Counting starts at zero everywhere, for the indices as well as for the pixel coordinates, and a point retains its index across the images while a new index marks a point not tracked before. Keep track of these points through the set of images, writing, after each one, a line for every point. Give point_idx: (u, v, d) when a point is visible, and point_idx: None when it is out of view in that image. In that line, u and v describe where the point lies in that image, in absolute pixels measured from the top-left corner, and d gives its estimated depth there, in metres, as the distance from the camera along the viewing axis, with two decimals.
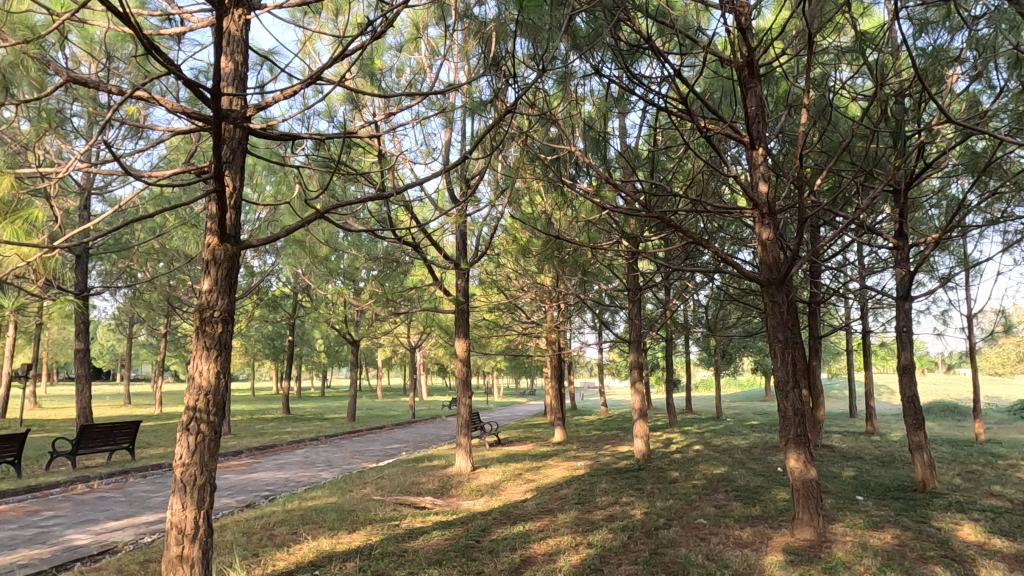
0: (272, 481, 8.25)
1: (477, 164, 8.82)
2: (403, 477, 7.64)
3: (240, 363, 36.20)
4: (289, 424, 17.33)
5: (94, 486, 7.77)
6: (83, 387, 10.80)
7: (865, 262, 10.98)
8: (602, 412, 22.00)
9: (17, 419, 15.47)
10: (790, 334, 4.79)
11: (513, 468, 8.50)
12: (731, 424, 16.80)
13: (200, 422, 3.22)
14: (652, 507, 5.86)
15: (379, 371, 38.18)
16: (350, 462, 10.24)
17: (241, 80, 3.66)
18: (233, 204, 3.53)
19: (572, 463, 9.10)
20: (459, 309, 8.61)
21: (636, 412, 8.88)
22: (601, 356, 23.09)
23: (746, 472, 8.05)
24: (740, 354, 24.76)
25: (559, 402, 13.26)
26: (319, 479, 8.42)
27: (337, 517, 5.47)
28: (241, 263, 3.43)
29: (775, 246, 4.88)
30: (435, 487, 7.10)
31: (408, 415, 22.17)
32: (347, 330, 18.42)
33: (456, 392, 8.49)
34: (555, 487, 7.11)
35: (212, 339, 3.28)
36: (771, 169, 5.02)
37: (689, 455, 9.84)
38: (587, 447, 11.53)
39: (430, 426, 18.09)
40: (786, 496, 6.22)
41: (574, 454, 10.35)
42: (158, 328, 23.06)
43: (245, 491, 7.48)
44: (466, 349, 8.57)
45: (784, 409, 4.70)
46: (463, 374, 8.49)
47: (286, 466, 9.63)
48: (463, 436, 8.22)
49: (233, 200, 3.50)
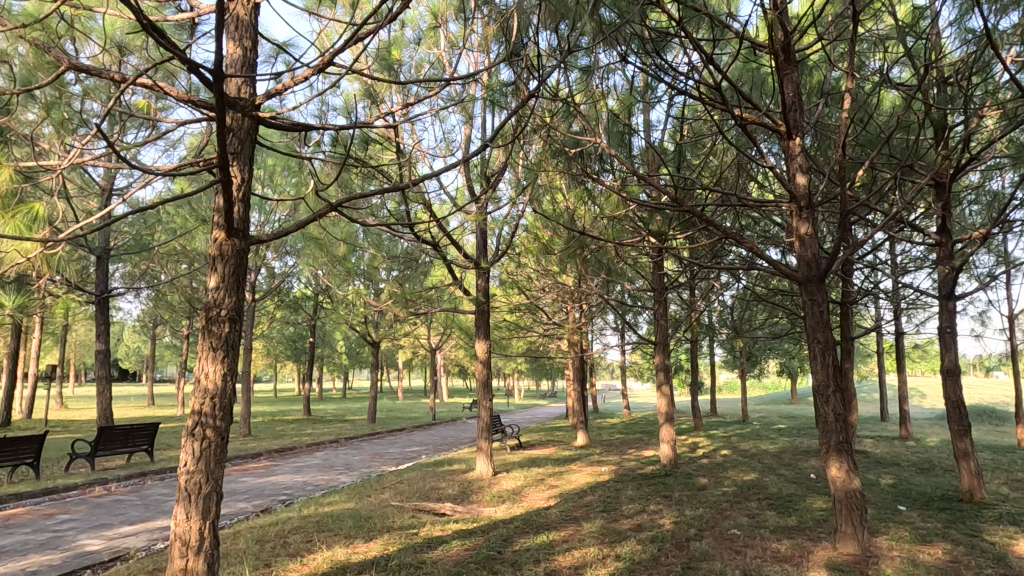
0: (290, 485, 8.10)
1: (498, 161, 8.60)
2: (422, 482, 7.44)
3: (263, 365, 36.44)
4: (311, 424, 17.82)
5: (112, 489, 7.70)
6: (103, 388, 10.80)
7: (899, 261, 10.57)
8: (625, 414, 21.68)
9: (41, 419, 15.58)
10: (831, 334, 4.49)
11: (536, 473, 8.27)
12: (758, 428, 16.41)
13: (206, 427, 3.04)
14: (682, 516, 5.60)
15: (400, 372, 38.19)
16: (369, 465, 10.07)
17: (250, 67, 3.47)
18: (242, 197, 3.34)
19: (597, 468, 8.85)
20: (480, 310, 8.40)
21: (662, 416, 8.60)
22: (623, 359, 22.75)
23: (778, 479, 7.74)
24: (766, 355, 24.26)
25: (582, 404, 13.00)
26: (337, 483, 8.26)
27: (354, 525, 5.29)
28: (250, 259, 3.25)
29: (815, 241, 4.57)
30: (455, 492, 6.89)
31: (429, 417, 22.06)
32: (368, 331, 18.34)
33: (477, 394, 8.28)
34: (580, 493, 6.87)
35: (219, 339, 3.10)
36: (810, 161, 4.72)
37: (718, 461, 9.51)
38: (611, 451, 11.27)
39: (451, 429, 17.92)
40: (824, 505, 5.92)
41: (598, 458, 10.08)
42: (181, 329, 23.21)
43: (262, 495, 7.34)
44: (487, 351, 8.35)
45: (825, 415, 4.40)
46: (484, 376, 8.27)
47: (305, 469, 9.49)
48: (484, 439, 8.01)
49: (242, 193, 3.31)
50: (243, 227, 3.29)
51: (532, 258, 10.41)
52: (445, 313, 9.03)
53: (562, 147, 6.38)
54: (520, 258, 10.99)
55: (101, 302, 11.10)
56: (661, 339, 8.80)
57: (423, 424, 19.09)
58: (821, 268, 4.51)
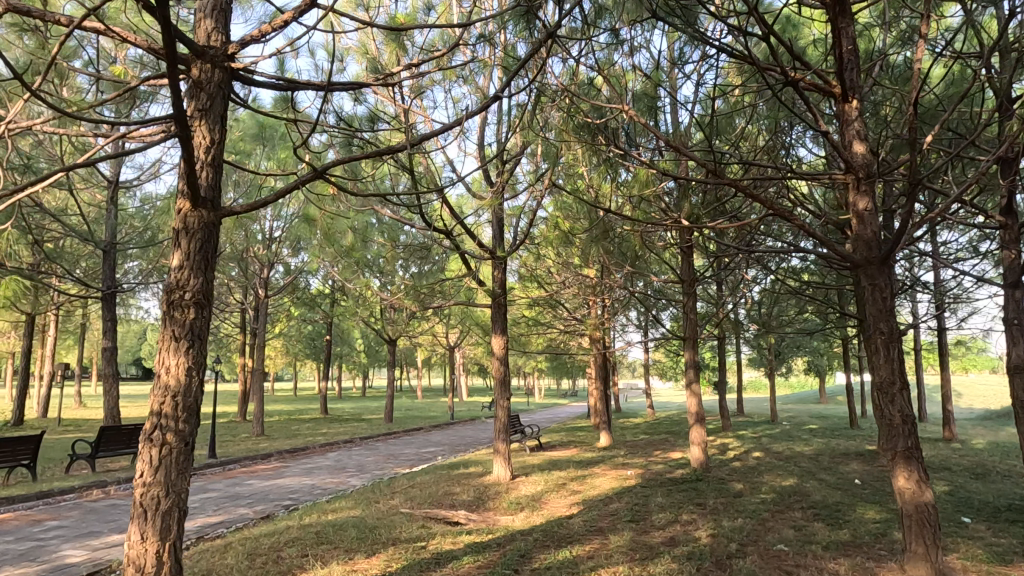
0: (297, 488, 7.67)
1: (515, 146, 8.10)
2: (435, 486, 6.95)
3: (282, 364, 36.35)
4: (326, 424, 17.20)
5: (111, 492, 7.33)
6: (110, 387, 10.49)
7: (944, 250, 9.85)
8: (648, 414, 21.06)
9: (55, 419, 15.38)
10: (896, 323, 3.88)
11: (557, 477, 7.75)
12: (788, 429, 15.73)
13: (166, 431, 2.57)
14: (720, 528, 5.04)
15: (419, 371, 37.89)
16: (382, 467, 9.61)
17: (222, 11, 2.99)
18: (213, 162, 2.86)
19: (622, 472, 8.30)
20: (496, 304, 7.90)
21: (692, 416, 8.02)
22: (645, 357, 22.11)
23: (820, 485, 7.14)
24: (794, 353, 23.50)
25: (605, 403, 12.43)
26: (346, 486, 7.82)
27: (356, 537, 4.80)
28: (220, 233, 2.78)
29: (875, 219, 3.99)
30: (470, 499, 6.40)
31: (447, 416, 21.64)
32: (384, 329, 17.97)
33: (494, 393, 7.75)
34: (606, 501, 6.33)
35: (182, 327, 2.63)
36: (867, 129, 4.12)
37: (751, 464, 8.92)
38: (636, 452, 10.71)
39: (470, 429, 17.48)
40: (878, 518, 5.32)
41: (623, 461, 9.52)
42: None
43: (266, 500, 6.92)
44: (504, 347, 7.85)
45: (889, 416, 3.82)
46: (501, 374, 7.75)
47: (315, 471, 9.06)
48: (501, 441, 7.50)
49: (211, 157, 2.82)
50: (214, 196, 2.82)
51: (555, 250, 9.89)
52: (460, 307, 8.54)
53: (583, 121, 5.84)
54: (539, 248, 10.45)
55: (108, 298, 10.80)
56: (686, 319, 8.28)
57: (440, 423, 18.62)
58: (883, 250, 3.93)
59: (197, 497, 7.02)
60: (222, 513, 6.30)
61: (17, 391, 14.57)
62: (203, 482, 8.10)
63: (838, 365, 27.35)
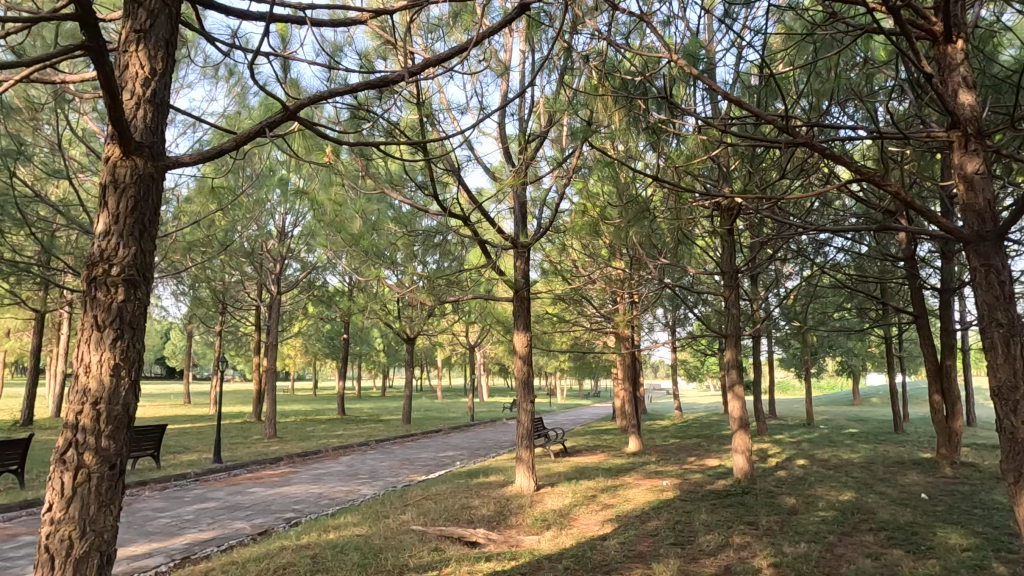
0: (303, 498, 7.05)
1: (541, 125, 7.42)
2: (453, 499, 6.30)
3: (301, 364, 36.02)
4: (343, 424, 17.00)
5: None
6: None
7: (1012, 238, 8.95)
8: (676, 415, 20.24)
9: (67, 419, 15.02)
10: (1019, 311, 3.12)
11: (586, 488, 7.04)
12: (828, 433, 14.87)
13: (83, 450, 1.93)
14: (782, 554, 4.31)
15: (440, 371, 37.36)
16: (396, 473, 9.00)
17: None
18: (156, 104, 2.23)
19: (657, 482, 7.57)
20: (520, 298, 7.18)
21: (735, 422, 7.25)
22: (673, 357, 21.29)
23: (884, 500, 6.36)
24: (828, 354, 22.52)
25: (634, 406, 11.68)
26: (356, 496, 7.21)
27: (359, 563, 4.16)
28: (164, 192, 2.16)
29: (988, 184, 3.24)
30: (490, 513, 5.73)
31: (468, 417, 21.00)
32: (402, 327, 17.41)
33: (517, 395, 7.05)
34: (643, 518, 5.62)
35: (106, 311, 1.99)
36: (975, 77, 3.36)
37: (799, 473, 8.14)
38: (668, 459, 9.98)
39: (490, 431, 16.84)
40: (968, 545, 4.55)
41: (656, 469, 8.78)
42: (214, 325, 22.66)
43: (267, 512, 6.31)
44: (527, 345, 7.13)
45: (1011, 428, 3.07)
46: (524, 374, 7.04)
47: (324, 478, 8.46)
48: (525, 449, 6.82)
49: (151, 95, 2.18)
50: (157, 143, 2.18)
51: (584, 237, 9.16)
52: (481, 299, 7.87)
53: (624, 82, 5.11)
54: (565, 237, 9.77)
55: None
56: (726, 307, 7.60)
57: (460, 425, 18.00)
58: (999, 222, 3.18)
59: (193, 508, 6.44)
60: (216, 527, 5.70)
61: (26, 390, 14.19)
62: (203, 490, 7.52)
63: (873, 365, 26.27)
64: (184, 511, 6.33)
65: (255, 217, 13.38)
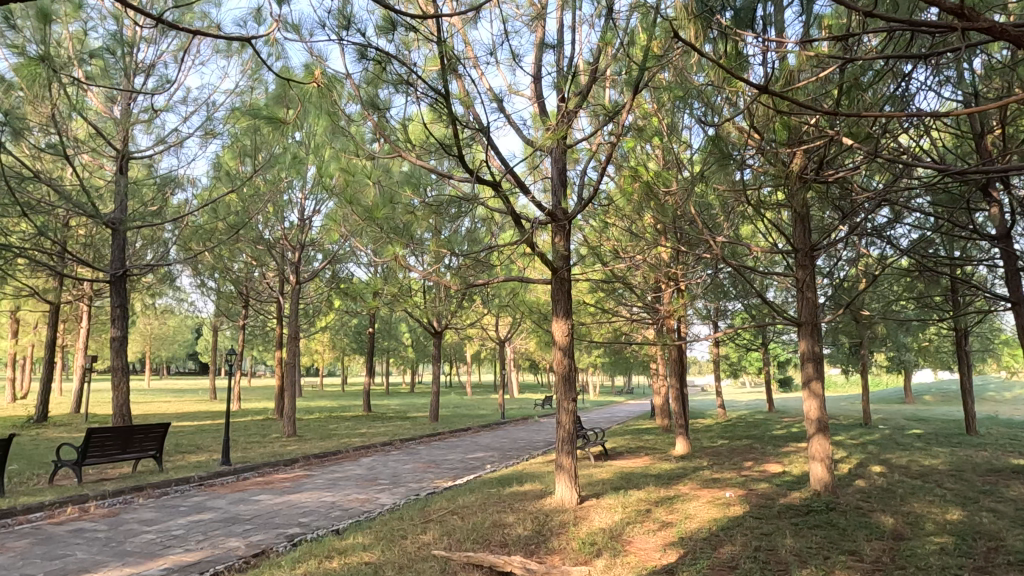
0: (311, 509, 6.18)
1: (586, 78, 6.47)
2: (482, 514, 5.36)
3: (328, 360, 35.48)
4: (366, 424, 15.59)
5: (88, 511, 5.97)
6: (118, 383, 9.42)
7: None
8: (718, 414, 19.05)
9: (81, 416, 14.42)
10: None
11: (636, 501, 6.04)
12: (889, 433, 13.68)
13: None
14: None
15: (469, 367, 36.58)
16: (420, 478, 8.09)
17: None
18: None
19: (718, 493, 6.53)
20: (558, 278, 6.09)
21: (812, 425, 6.18)
22: (714, 351, 20.13)
23: (1002, 521, 5.25)
24: (879, 349, 21.24)
25: (682, 405, 10.60)
26: (373, 506, 6.33)
27: None
28: None
29: None
30: (528, 533, 4.80)
31: (498, 415, 20.17)
32: (429, 321, 16.64)
33: (555, 393, 6.01)
34: (714, 543, 4.62)
35: None
36: None
37: (881, 483, 7.01)
38: (722, 464, 8.95)
39: (522, 430, 15.90)
40: None
41: (713, 476, 7.73)
42: (237, 319, 22.08)
43: (269, 527, 5.46)
44: (568, 335, 6.05)
45: None
46: (564, 368, 5.99)
47: (341, 484, 7.60)
48: (567, 456, 5.85)
49: None
50: None
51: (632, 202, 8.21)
52: (516, 280, 6.85)
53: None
54: (605, 213, 8.77)
55: (116, 282, 9.64)
56: (796, 288, 6.52)
57: (490, 423, 17.05)
58: None
59: (186, 521, 5.61)
60: (205, 546, 4.84)
61: (41, 386, 13.64)
62: (204, 497, 6.70)
63: (927, 360, 24.68)
64: (174, 524, 5.50)
65: (273, 199, 12.65)
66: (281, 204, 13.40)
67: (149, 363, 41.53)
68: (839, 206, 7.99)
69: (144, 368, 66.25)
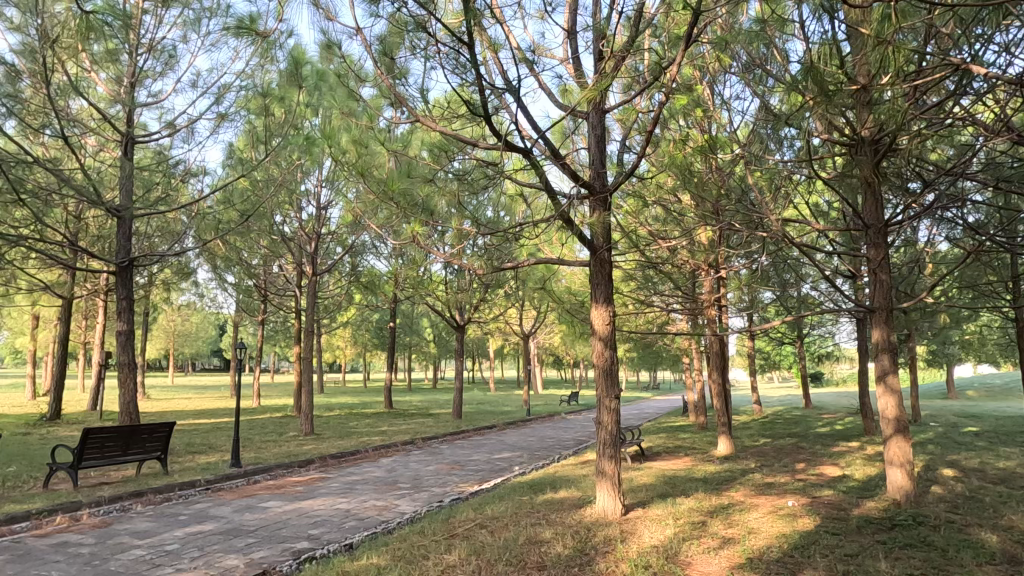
0: (323, 519, 5.55)
1: (625, 32, 5.75)
2: (514, 528, 4.68)
3: (350, 356, 35.15)
4: (387, 424, 14.48)
5: (78, 520, 5.41)
6: (126, 379, 8.92)
7: None
8: (754, 410, 18.18)
9: (96, 414, 14.03)
10: None
11: (688, 511, 5.32)
12: (944, 432, 12.78)
13: None
14: None
15: (492, 363, 36.01)
16: (444, 482, 7.43)
17: None
18: None
19: (779, 502, 5.78)
20: (597, 260, 5.38)
21: (889, 425, 5.41)
22: (749, 344, 19.25)
23: None
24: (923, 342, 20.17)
25: (724, 401, 9.82)
26: (391, 516, 5.69)
27: None
28: None
29: None
30: (569, 553, 4.11)
31: (523, 411, 19.53)
32: (452, 314, 16.03)
33: (595, 388, 5.30)
34: (792, 567, 3.90)
35: None
36: None
37: (962, 490, 6.21)
38: (773, 466, 8.18)
39: (549, 427, 15.23)
40: None
41: (767, 481, 6.97)
42: (257, 313, 21.70)
43: (275, 541, 4.84)
44: (609, 323, 5.34)
45: None
46: (605, 360, 5.27)
47: (358, 488, 7.00)
48: (609, 462, 5.15)
49: None
50: None
51: (671, 177, 7.52)
52: (546, 264, 6.15)
53: None
54: (642, 193, 8.04)
55: (122, 272, 9.13)
56: (866, 269, 5.75)
57: (515, 420, 16.37)
58: None
59: (183, 533, 5.01)
60: (199, 566, 4.23)
61: (54, 382, 13.27)
62: (209, 504, 6.12)
63: (973, 354, 23.52)
64: (169, 538, 4.90)
65: (289, 187, 12.13)
66: (298, 193, 12.86)
67: (173, 359, 41.60)
68: (905, 183, 7.18)
69: (169, 365, 66.83)
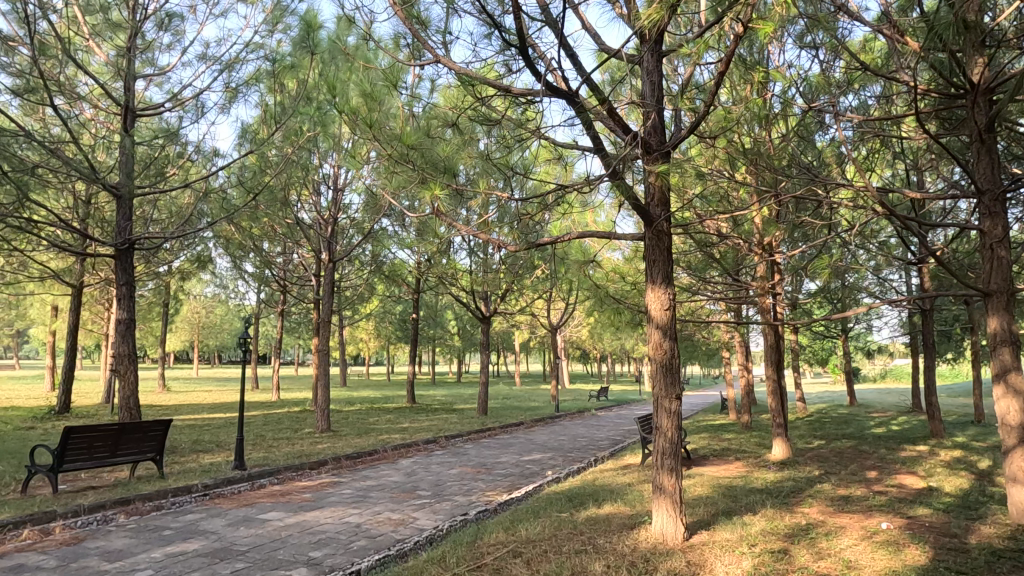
0: (328, 537, 4.74)
1: None
2: (555, 557, 3.82)
3: (374, 349, 34.52)
4: (409, 419, 13.88)
5: (46, 535, 4.67)
6: (126, 372, 8.26)
7: None
8: (798, 408, 17.07)
9: (107, 407, 13.45)
10: None
11: (762, 535, 4.41)
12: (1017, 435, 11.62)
13: None
14: None
15: (518, 357, 35.14)
16: (469, 489, 6.57)
17: None
18: None
19: (869, 523, 4.83)
20: (654, 232, 4.50)
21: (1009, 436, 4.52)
22: (792, 339, 18.14)
23: None
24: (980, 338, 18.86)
25: (780, 400, 8.81)
26: (407, 533, 4.86)
27: None
28: None
29: None
30: None
31: (551, 408, 18.61)
32: (477, 304, 15.20)
33: (652, 386, 4.41)
34: None
35: None
36: None
37: None
38: (841, 474, 7.21)
39: (581, 426, 14.34)
40: None
41: (843, 494, 5.99)
42: (277, 303, 21.10)
43: (267, 567, 4.05)
44: (668, 310, 4.44)
45: None
46: (663, 352, 4.38)
47: (373, 496, 6.20)
48: (667, 475, 4.28)
49: None
50: None
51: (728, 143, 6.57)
52: (589, 238, 5.25)
53: None
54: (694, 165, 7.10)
55: (121, 256, 8.45)
56: (979, 245, 4.79)
57: (544, 417, 15.49)
58: None
59: (161, 555, 4.23)
60: None
61: (64, 373, 12.73)
62: (201, 515, 5.36)
63: None
64: (144, 561, 4.13)
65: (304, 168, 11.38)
66: (314, 175, 12.13)
67: (197, 351, 41.47)
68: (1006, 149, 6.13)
69: (194, 357, 67.26)
